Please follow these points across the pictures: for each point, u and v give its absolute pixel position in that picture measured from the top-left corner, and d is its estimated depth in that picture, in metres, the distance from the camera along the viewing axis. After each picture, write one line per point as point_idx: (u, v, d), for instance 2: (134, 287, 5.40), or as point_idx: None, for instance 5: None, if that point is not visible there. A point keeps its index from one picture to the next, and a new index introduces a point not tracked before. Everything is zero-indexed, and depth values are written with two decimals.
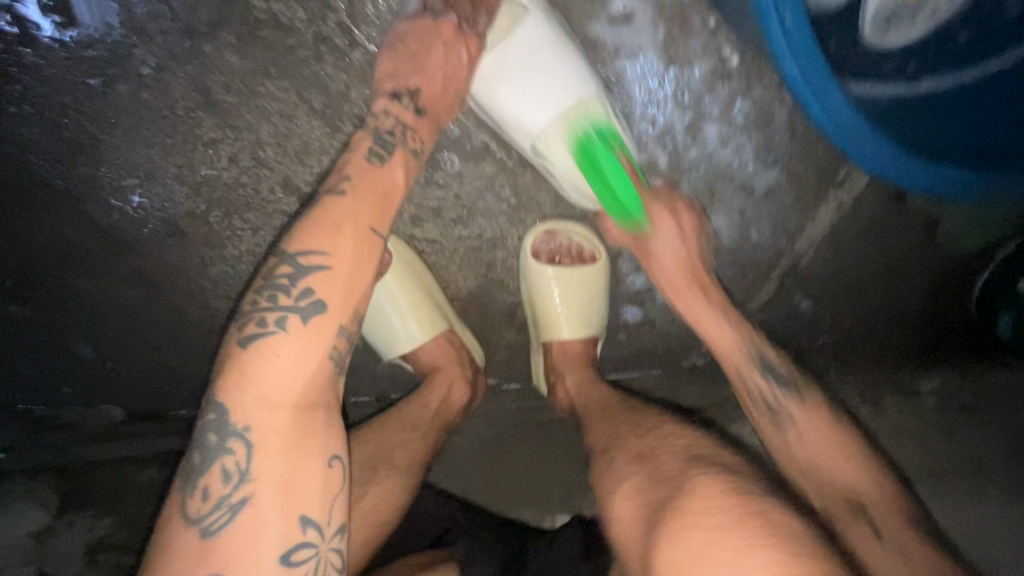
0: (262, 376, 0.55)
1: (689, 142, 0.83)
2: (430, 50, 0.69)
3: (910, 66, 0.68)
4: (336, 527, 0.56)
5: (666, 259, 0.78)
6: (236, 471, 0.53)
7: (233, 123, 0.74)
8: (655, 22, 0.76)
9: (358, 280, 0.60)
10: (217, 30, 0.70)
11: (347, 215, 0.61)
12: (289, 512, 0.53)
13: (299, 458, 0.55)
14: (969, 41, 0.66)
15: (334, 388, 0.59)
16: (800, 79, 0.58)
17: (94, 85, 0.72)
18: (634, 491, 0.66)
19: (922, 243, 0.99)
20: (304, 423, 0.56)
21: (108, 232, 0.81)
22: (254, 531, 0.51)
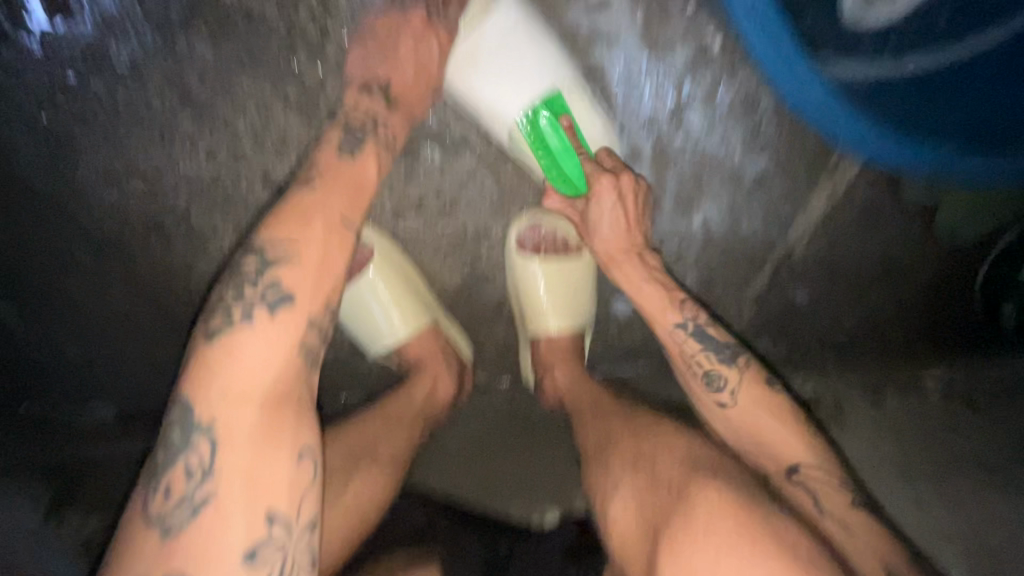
0: (227, 373, 0.54)
1: (673, 130, 0.81)
2: (400, 44, 0.69)
3: (883, 50, 0.77)
4: (304, 523, 0.54)
5: (618, 244, 0.79)
6: (198, 468, 0.52)
7: (210, 118, 0.74)
8: (633, 6, 0.74)
9: (327, 273, 0.60)
10: (190, 25, 0.70)
11: (319, 210, 0.61)
12: (255, 508, 0.52)
13: (264, 453, 0.53)
14: (948, 25, 0.77)
15: (303, 382, 0.58)
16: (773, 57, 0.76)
17: (71, 82, 0.72)
18: (635, 495, 0.65)
19: (919, 230, 0.97)
20: (272, 418, 0.54)
21: (90, 230, 0.81)
22: (216, 530, 0.51)
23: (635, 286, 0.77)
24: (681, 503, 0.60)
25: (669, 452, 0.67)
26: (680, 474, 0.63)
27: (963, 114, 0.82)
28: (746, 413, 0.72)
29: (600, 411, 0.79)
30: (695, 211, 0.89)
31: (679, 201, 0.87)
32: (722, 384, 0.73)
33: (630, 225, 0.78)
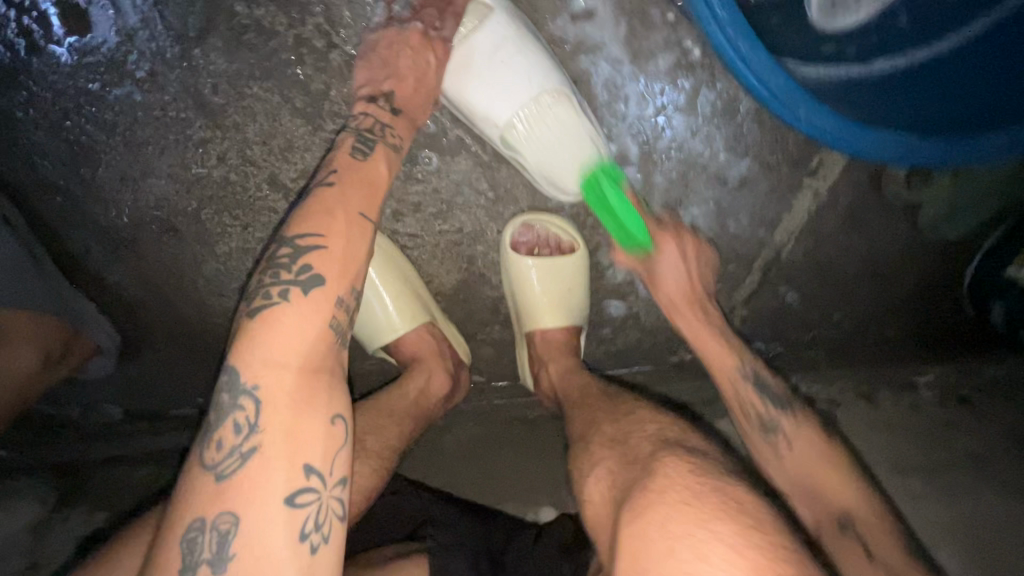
0: (268, 341, 0.58)
1: (659, 130, 0.85)
2: (401, 57, 0.74)
3: (848, 49, 0.69)
4: (337, 478, 0.57)
5: (682, 295, 0.84)
6: (245, 424, 0.55)
7: (221, 122, 0.78)
8: (617, 16, 0.79)
9: (352, 255, 0.64)
10: (205, 36, 0.75)
11: (337, 204, 0.65)
12: (295, 460, 0.55)
13: (305, 413, 0.57)
14: (909, 24, 0.68)
15: (336, 355, 0.61)
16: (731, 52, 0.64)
17: (93, 89, 0.77)
18: (606, 471, 0.67)
19: (905, 230, 0.99)
20: (309, 383, 0.58)
21: (105, 230, 0.86)
22: (262, 477, 0.53)
23: (701, 340, 0.81)
24: (642, 477, 0.61)
25: (646, 431, 0.69)
26: (649, 448, 0.65)
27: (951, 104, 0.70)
28: (798, 460, 0.73)
29: (592, 399, 0.81)
30: (683, 211, 0.92)
31: (668, 200, 0.91)
32: (772, 427, 0.75)
33: (691, 277, 0.85)
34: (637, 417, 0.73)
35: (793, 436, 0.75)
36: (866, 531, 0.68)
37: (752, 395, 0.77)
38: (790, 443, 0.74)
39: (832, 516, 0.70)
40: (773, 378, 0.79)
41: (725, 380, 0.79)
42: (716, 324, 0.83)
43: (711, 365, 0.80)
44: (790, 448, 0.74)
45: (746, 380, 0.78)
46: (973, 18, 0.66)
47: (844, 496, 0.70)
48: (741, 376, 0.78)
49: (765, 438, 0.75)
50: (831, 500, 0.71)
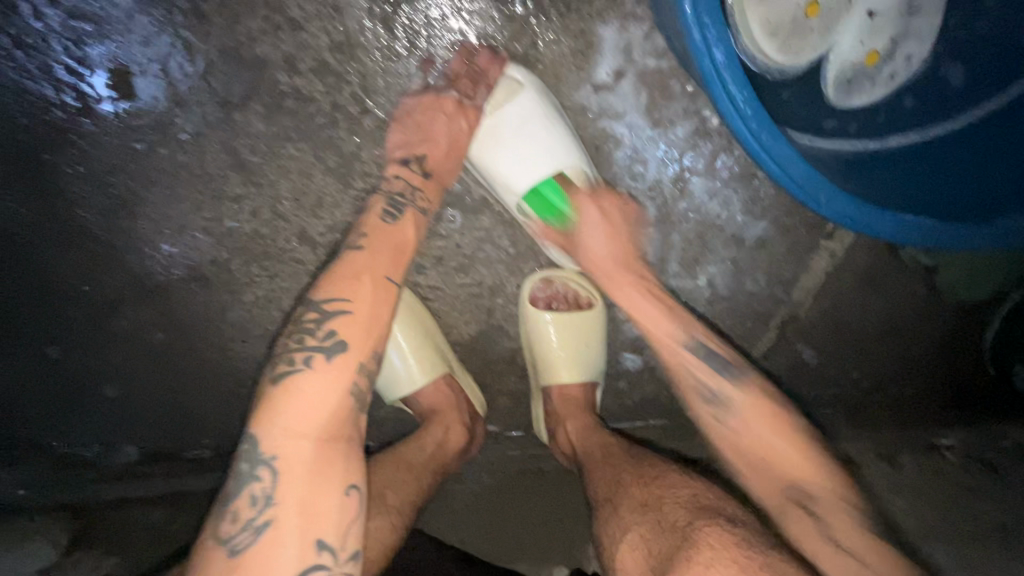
0: (289, 411, 0.58)
1: (677, 195, 0.88)
2: (435, 124, 0.76)
3: (851, 126, 0.69)
4: (349, 552, 0.57)
5: (612, 261, 0.80)
6: (262, 494, 0.56)
7: (257, 180, 0.81)
8: (637, 87, 0.81)
9: (376, 319, 0.65)
10: (247, 102, 0.78)
11: (367, 268, 0.66)
12: (308, 534, 0.55)
13: (320, 486, 0.57)
14: (914, 104, 0.69)
15: (356, 423, 0.62)
16: (751, 137, 0.60)
17: (139, 148, 0.81)
18: (639, 539, 0.64)
19: (922, 293, 1.01)
20: (326, 456, 0.58)
21: (139, 279, 0.88)
22: (274, 552, 0.54)
23: (636, 306, 0.77)
24: (680, 548, 0.58)
25: (680, 495, 0.66)
26: (686, 517, 0.62)
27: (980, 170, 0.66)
28: (751, 425, 0.69)
29: (613, 457, 0.79)
30: (699, 269, 0.94)
31: (684, 259, 0.93)
32: (715, 395, 0.71)
33: (617, 238, 0.80)
34: (671, 482, 0.70)
35: (744, 409, 0.70)
36: (826, 512, 0.63)
37: (697, 366, 0.73)
38: (740, 416, 0.69)
39: (785, 488, 0.65)
40: (725, 349, 0.75)
41: (669, 354, 0.75)
42: (656, 291, 0.78)
43: (650, 331, 0.76)
44: (735, 417, 0.69)
45: (692, 350, 0.73)
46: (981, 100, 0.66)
47: (794, 465, 0.66)
48: (681, 346, 0.74)
49: (711, 408, 0.71)
50: (783, 472, 0.66)
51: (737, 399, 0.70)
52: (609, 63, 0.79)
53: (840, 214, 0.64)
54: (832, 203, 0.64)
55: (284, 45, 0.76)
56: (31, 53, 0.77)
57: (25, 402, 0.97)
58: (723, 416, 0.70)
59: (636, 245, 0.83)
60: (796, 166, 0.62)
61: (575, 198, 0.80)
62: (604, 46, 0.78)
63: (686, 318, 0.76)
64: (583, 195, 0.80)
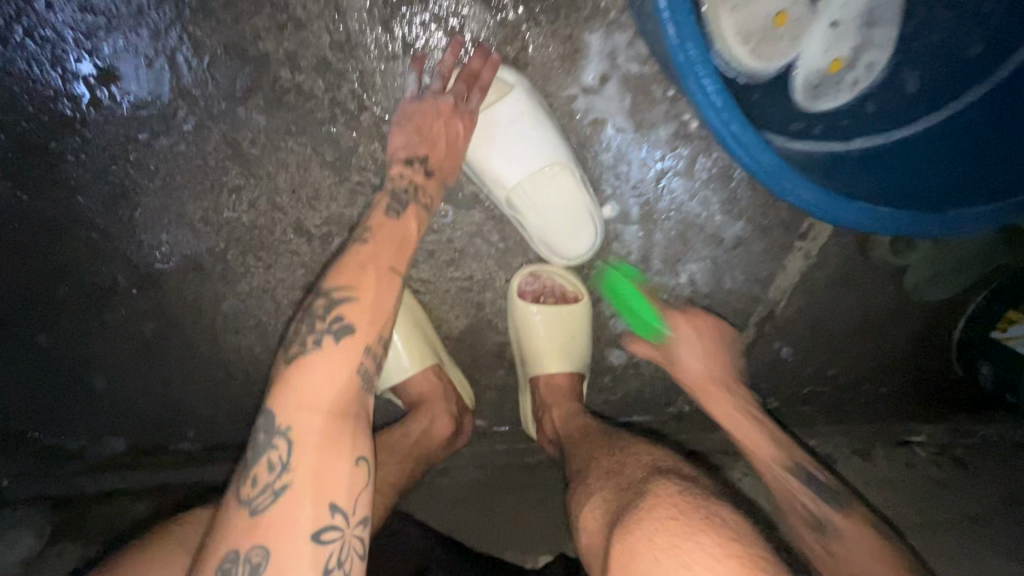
0: (300, 387, 0.61)
1: (659, 195, 0.92)
2: (433, 125, 0.78)
3: (815, 128, 0.74)
4: (360, 517, 0.59)
5: (708, 377, 0.89)
6: (276, 464, 0.58)
7: (256, 172, 0.84)
8: (622, 91, 0.85)
9: (381, 305, 0.67)
10: (249, 96, 0.81)
11: (372, 260, 0.69)
12: (320, 496, 0.57)
13: (332, 453, 0.59)
14: (876, 110, 0.74)
15: (363, 402, 0.64)
16: (724, 130, 0.63)
17: (142, 138, 0.83)
18: (600, 500, 0.68)
19: (891, 293, 1.06)
20: (337, 428, 0.60)
21: (135, 267, 0.90)
22: (291, 513, 0.56)
23: (728, 420, 0.85)
24: (634, 500, 0.63)
25: (641, 461, 0.71)
26: (641, 475, 0.67)
27: (942, 173, 0.71)
28: (853, 552, 0.70)
29: (592, 437, 0.82)
30: (680, 267, 0.98)
31: (666, 258, 0.97)
32: (824, 524, 0.74)
33: (711, 357, 0.91)
34: (634, 449, 0.75)
35: (842, 530, 0.73)
36: None
37: (791, 480, 0.78)
38: (842, 539, 0.72)
39: None
40: (819, 471, 0.80)
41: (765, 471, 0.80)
42: (749, 406, 0.87)
43: (750, 454, 0.83)
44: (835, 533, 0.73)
45: (793, 474, 0.79)
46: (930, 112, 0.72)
47: None
48: (776, 462, 0.80)
49: (816, 534, 0.74)
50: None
51: (834, 519, 0.74)
52: (594, 68, 0.84)
53: (808, 203, 0.66)
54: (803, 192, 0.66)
55: (287, 42, 0.79)
56: (41, 44, 0.80)
57: (17, 394, 0.98)
58: (829, 543, 0.72)
59: (733, 367, 0.92)
60: (767, 156, 0.64)
61: (669, 316, 0.94)
62: (590, 52, 0.83)
63: (781, 437, 0.83)
64: (677, 315, 0.93)
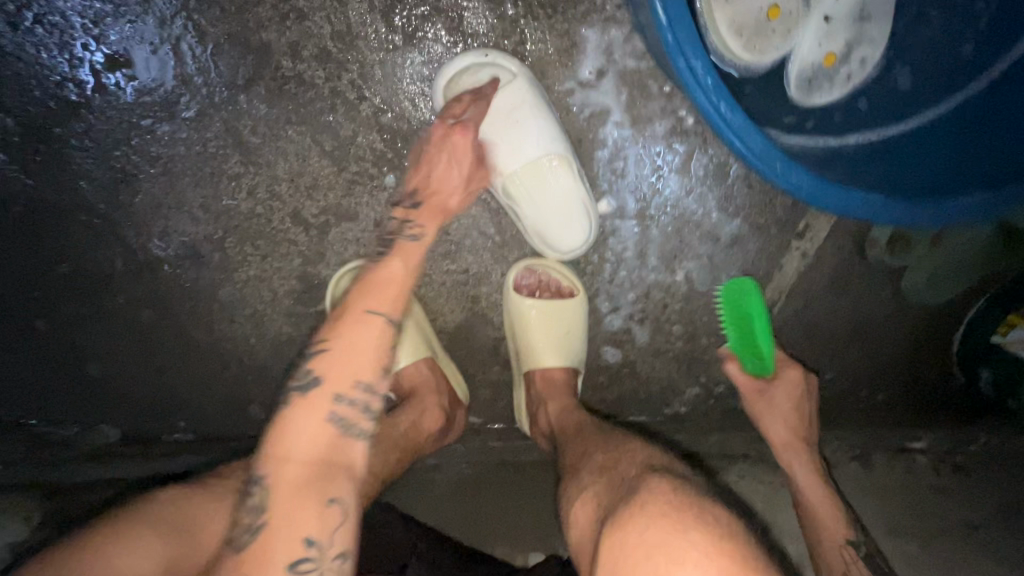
0: (279, 435, 0.61)
1: (656, 191, 0.93)
2: (431, 157, 0.75)
3: (808, 123, 0.74)
4: (337, 549, 0.59)
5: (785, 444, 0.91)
6: (253, 512, 0.58)
7: (256, 160, 0.85)
8: (618, 86, 0.86)
9: (362, 352, 0.64)
10: (251, 84, 0.82)
11: (355, 305, 0.66)
12: (294, 535, 0.57)
13: (300, 501, 0.58)
14: (868, 106, 0.74)
15: (340, 447, 0.62)
16: (717, 114, 0.60)
17: (145, 124, 0.85)
18: (593, 494, 0.66)
19: (889, 295, 1.05)
20: (310, 474, 0.59)
21: (133, 253, 0.91)
22: (265, 552, 0.56)
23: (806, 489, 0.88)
24: (625, 498, 0.61)
25: (635, 458, 0.70)
26: (635, 473, 0.66)
27: (947, 161, 0.70)
28: None
29: (586, 433, 0.81)
30: (677, 265, 0.98)
31: (663, 254, 0.97)
32: None
33: (802, 425, 0.92)
34: (630, 448, 0.73)
35: None
36: None
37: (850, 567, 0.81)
38: None
39: None
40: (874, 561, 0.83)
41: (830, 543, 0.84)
42: (827, 492, 0.87)
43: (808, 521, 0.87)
44: None
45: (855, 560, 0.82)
46: (927, 104, 0.72)
47: None
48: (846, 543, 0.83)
49: None
50: None
51: None
52: (592, 63, 0.85)
53: (805, 187, 0.63)
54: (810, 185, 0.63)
55: (289, 33, 0.81)
56: (51, 30, 0.82)
57: (10, 380, 0.98)
58: None
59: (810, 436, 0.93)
60: (760, 140, 0.61)
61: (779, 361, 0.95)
62: (587, 47, 0.85)
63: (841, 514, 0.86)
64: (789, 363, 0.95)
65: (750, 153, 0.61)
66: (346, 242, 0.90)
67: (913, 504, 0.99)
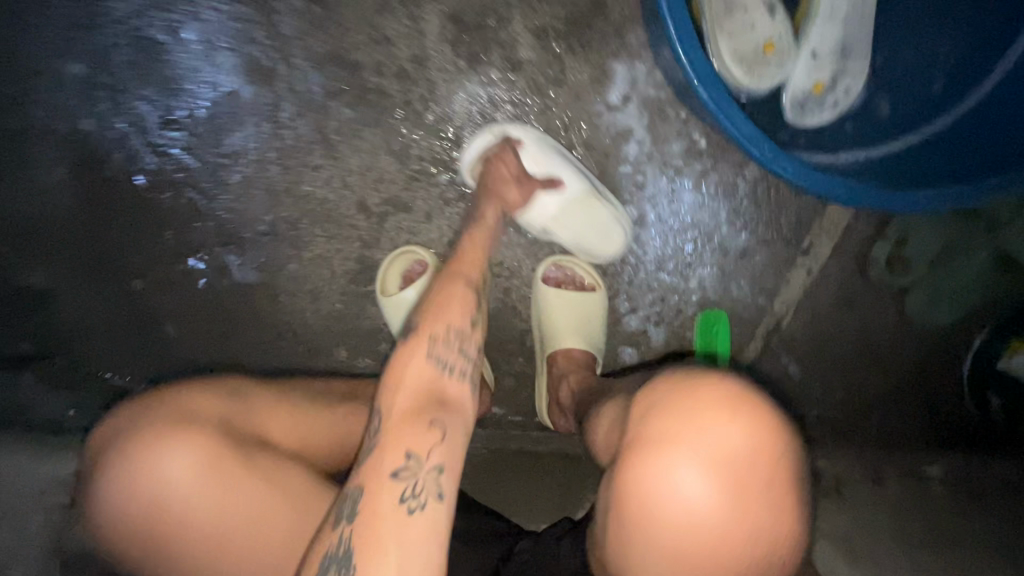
0: (388, 372, 0.69)
1: (672, 205, 1.06)
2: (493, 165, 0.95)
3: (799, 141, 0.88)
4: (433, 464, 0.60)
5: None
6: (370, 434, 0.65)
7: (335, 155, 1.03)
8: (642, 110, 1.02)
9: (451, 305, 0.73)
10: (339, 93, 1.01)
11: (444, 277, 0.77)
12: (397, 448, 0.61)
13: (406, 421, 0.63)
14: (853, 129, 0.89)
15: (442, 385, 0.67)
16: (715, 106, 0.74)
17: (246, 119, 1.02)
18: (615, 401, 0.74)
19: (894, 317, 1.12)
20: (411, 398, 0.65)
21: (221, 228, 1.06)
22: (375, 463, 0.61)
23: None
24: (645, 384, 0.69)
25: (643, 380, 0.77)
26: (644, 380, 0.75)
27: (942, 161, 0.82)
28: None
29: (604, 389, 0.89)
30: (691, 272, 1.09)
31: (678, 261, 1.08)
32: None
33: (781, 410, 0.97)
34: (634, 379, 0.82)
35: None
36: None
37: None
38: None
39: None
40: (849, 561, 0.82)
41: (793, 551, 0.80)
42: None
43: None
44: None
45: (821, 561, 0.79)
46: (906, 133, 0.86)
47: None
48: None
49: None
50: None
51: None
52: (619, 90, 1.01)
53: (790, 170, 0.74)
54: (811, 176, 0.75)
55: (376, 54, 1.00)
56: (180, 39, 1.00)
57: (94, 337, 1.10)
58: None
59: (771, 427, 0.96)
60: (748, 123, 0.73)
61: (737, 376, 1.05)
62: (617, 77, 1.01)
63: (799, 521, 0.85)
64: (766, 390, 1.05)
65: (739, 134, 0.73)
66: (401, 229, 1.05)
67: (929, 520, 0.97)
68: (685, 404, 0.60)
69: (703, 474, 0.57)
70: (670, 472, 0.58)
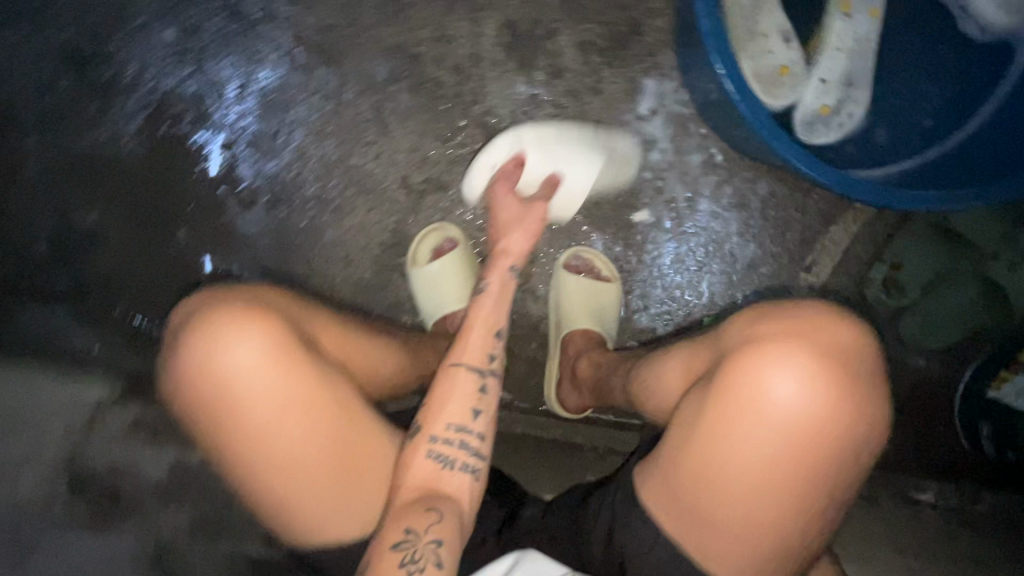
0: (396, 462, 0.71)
1: (688, 212, 1.15)
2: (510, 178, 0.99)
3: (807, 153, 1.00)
4: (431, 540, 0.63)
5: None
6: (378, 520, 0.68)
7: (387, 134, 1.13)
8: (667, 123, 1.14)
9: (453, 396, 0.73)
10: (399, 80, 1.13)
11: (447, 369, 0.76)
12: (396, 529, 0.64)
13: (407, 508, 0.66)
14: (854, 151, 1.02)
15: (440, 481, 0.69)
16: (735, 90, 0.83)
17: (312, 93, 1.13)
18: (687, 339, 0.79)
19: (890, 340, 1.18)
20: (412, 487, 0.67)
21: (271, 189, 1.14)
22: (377, 547, 0.64)
23: None
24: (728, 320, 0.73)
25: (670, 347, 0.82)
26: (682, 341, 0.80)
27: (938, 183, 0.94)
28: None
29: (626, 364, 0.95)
30: (700, 277, 1.16)
31: (689, 265, 1.16)
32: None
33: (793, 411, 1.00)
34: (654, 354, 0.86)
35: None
36: None
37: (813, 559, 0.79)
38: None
39: None
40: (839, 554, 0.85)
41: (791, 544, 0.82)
42: None
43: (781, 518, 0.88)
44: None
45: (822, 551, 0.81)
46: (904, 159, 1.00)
47: None
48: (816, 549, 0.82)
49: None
50: None
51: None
52: (648, 103, 1.13)
53: (796, 155, 0.83)
54: (811, 163, 0.84)
55: (436, 50, 1.13)
56: (266, 19, 1.13)
57: (132, 281, 1.16)
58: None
59: None
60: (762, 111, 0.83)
61: None
62: (647, 92, 1.13)
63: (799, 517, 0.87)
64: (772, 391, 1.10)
65: (754, 119, 0.83)
66: (437, 208, 1.13)
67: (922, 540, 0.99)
68: (785, 323, 0.63)
69: (801, 381, 0.59)
70: (767, 374, 0.60)
